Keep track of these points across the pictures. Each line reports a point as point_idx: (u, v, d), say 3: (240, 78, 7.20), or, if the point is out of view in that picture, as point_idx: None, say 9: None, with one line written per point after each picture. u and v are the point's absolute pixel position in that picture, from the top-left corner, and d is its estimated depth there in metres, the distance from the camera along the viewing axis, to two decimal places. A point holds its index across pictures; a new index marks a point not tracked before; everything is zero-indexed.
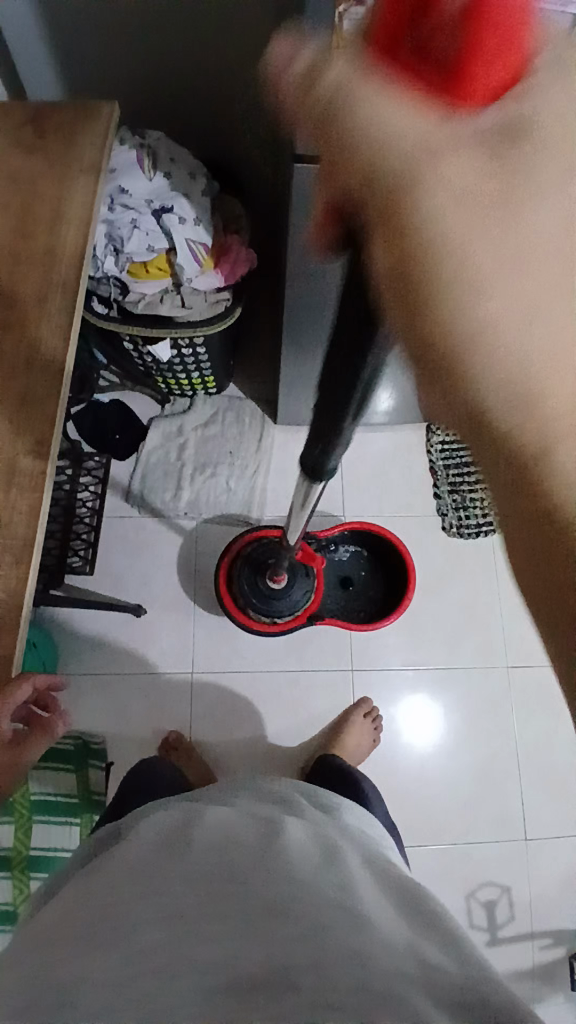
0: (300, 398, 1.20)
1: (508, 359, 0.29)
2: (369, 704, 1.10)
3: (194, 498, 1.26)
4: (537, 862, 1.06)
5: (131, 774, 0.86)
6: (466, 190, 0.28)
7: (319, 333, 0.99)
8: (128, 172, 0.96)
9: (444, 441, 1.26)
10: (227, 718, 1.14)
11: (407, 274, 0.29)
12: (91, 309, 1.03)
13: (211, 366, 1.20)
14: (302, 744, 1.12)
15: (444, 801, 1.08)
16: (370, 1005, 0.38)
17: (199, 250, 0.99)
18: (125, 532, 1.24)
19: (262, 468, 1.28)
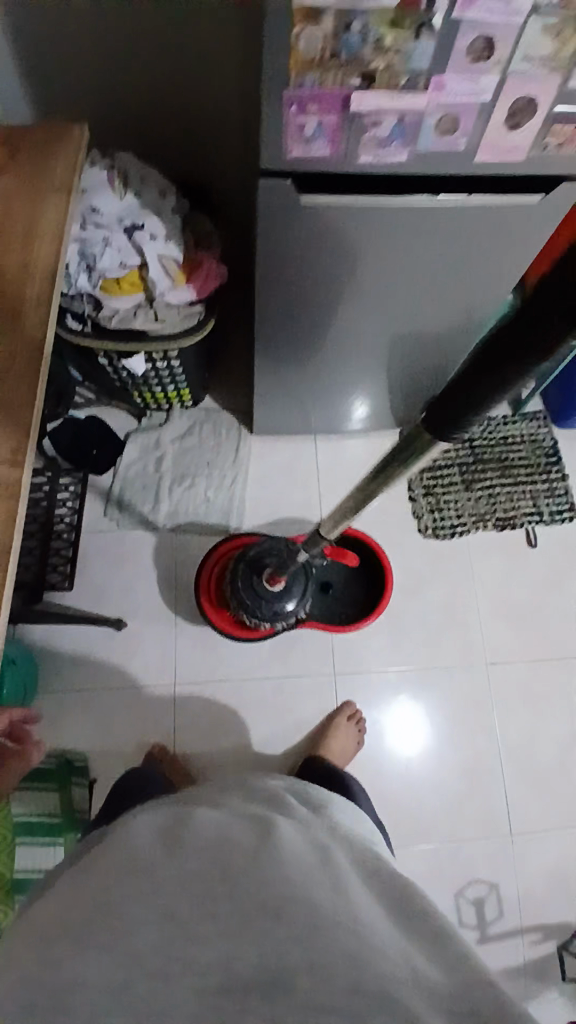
0: (277, 408, 1.22)
1: None
2: (353, 706, 1.12)
3: (173, 510, 1.26)
4: (524, 857, 1.07)
5: (124, 779, 0.86)
6: None
7: (295, 345, 1.01)
8: (98, 189, 0.95)
9: None
10: (212, 728, 1.13)
11: None
12: (65, 324, 1.04)
13: (186, 378, 1.21)
14: (287, 750, 1.12)
15: (430, 800, 1.09)
16: (365, 1009, 0.39)
17: (170, 264, 1.00)
18: (104, 544, 1.24)
19: (240, 477, 1.29)
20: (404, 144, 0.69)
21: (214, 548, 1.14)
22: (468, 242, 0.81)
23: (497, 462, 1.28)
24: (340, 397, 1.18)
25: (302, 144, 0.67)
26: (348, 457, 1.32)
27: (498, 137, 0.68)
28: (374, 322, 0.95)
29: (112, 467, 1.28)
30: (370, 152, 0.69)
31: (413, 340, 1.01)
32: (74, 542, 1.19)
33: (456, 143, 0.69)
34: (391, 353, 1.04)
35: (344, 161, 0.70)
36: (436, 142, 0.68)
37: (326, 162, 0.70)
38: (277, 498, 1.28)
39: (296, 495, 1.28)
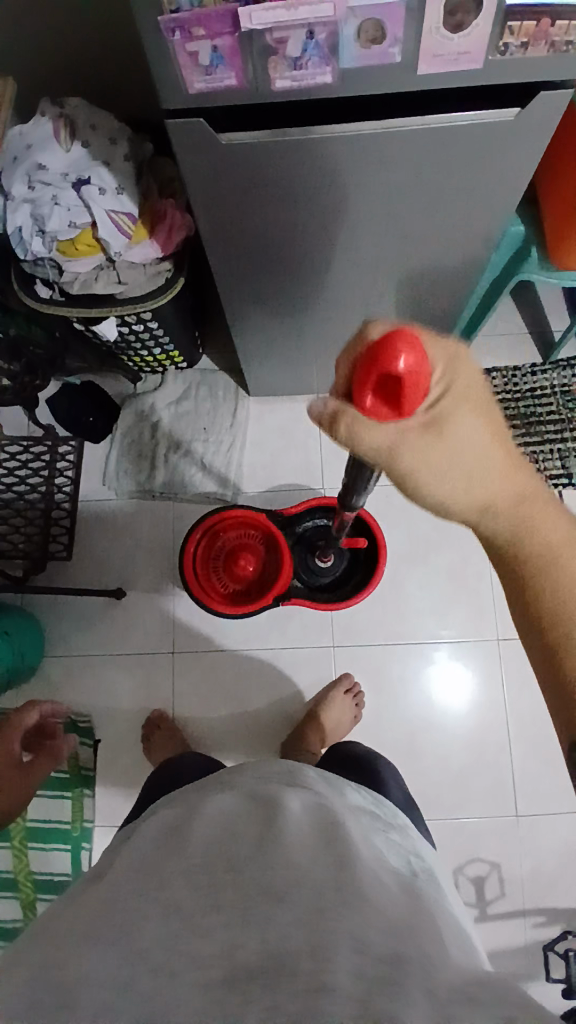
0: (272, 366, 1.18)
1: (480, 484, 0.49)
2: (349, 679, 1.12)
3: (170, 480, 1.23)
4: (528, 838, 1.09)
5: (154, 776, 0.86)
6: (421, 446, 0.48)
7: (292, 289, 0.95)
8: (43, 144, 0.90)
9: None
10: (216, 696, 1.15)
11: (394, 476, 0.50)
12: (35, 292, 1.02)
13: (171, 340, 1.17)
14: (291, 716, 1.14)
15: (432, 775, 1.11)
16: (373, 986, 0.38)
17: (124, 221, 0.94)
18: (104, 518, 1.24)
19: (238, 443, 1.25)
20: (325, 61, 0.63)
21: (195, 525, 1.09)
22: (468, 167, 0.74)
23: (522, 418, 1.22)
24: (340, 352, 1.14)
25: (201, 73, 0.63)
26: None
27: (438, 42, 0.61)
28: (377, 266, 0.90)
29: (110, 434, 1.26)
30: (286, 76, 0.64)
31: (422, 277, 0.94)
32: (71, 513, 1.20)
33: (388, 55, 0.63)
34: (398, 299, 0.99)
35: (259, 89, 0.66)
36: (360, 54, 0.62)
37: (235, 93, 0.66)
38: (276, 464, 1.25)
39: (296, 460, 1.25)
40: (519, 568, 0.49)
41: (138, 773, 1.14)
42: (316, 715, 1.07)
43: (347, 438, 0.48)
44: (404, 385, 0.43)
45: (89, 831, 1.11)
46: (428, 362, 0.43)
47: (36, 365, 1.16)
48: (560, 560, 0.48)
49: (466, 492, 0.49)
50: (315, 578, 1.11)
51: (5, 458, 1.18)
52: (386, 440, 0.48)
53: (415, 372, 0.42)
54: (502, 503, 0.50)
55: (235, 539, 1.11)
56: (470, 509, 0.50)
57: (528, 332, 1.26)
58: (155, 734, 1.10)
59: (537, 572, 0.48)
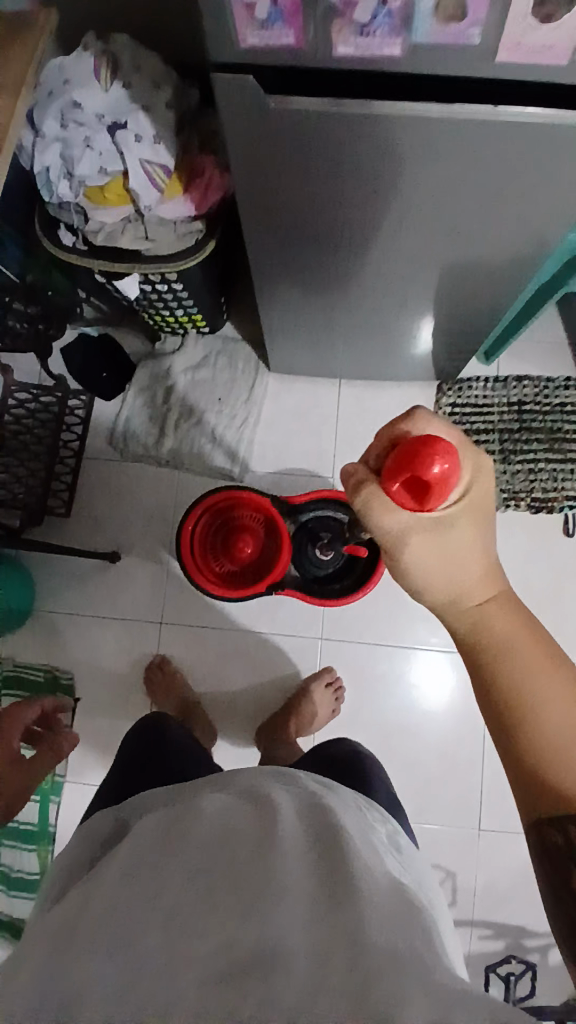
0: (299, 344, 1.14)
1: (453, 572, 0.52)
2: (332, 673, 1.12)
3: (177, 448, 1.20)
4: (486, 850, 1.10)
5: (135, 735, 0.82)
6: (422, 535, 0.52)
7: (334, 270, 0.91)
8: (82, 82, 0.85)
9: (454, 404, 1.23)
10: (200, 671, 1.15)
11: (389, 555, 0.54)
12: (57, 238, 0.97)
13: (196, 304, 1.12)
14: (274, 700, 1.14)
15: (403, 778, 1.12)
16: (368, 979, 0.38)
17: (158, 173, 0.89)
18: (107, 478, 1.21)
19: (251, 419, 1.22)
20: (394, 32, 0.57)
21: (197, 501, 1.07)
22: (536, 172, 0.69)
23: (546, 432, 1.21)
24: (370, 339, 1.10)
25: (257, 30, 0.57)
26: (372, 409, 1.24)
27: (522, 31, 0.55)
28: (421, 261, 0.86)
29: (122, 393, 1.23)
30: (349, 44, 0.58)
31: (467, 276, 0.90)
32: (73, 471, 1.19)
33: (466, 36, 0.57)
34: (440, 297, 0.95)
35: (317, 53, 0.60)
36: (435, 31, 0.56)
37: (292, 54, 0.60)
38: (287, 447, 1.23)
39: (309, 445, 1.23)
40: (480, 655, 0.50)
41: (112, 737, 1.13)
42: (298, 704, 1.08)
43: (365, 510, 0.54)
44: (433, 484, 0.50)
45: (59, 786, 1.11)
46: (455, 472, 0.50)
47: (51, 314, 1.12)
48: (516, 651, 0.49)
49: (439, 578, 0.52)
50: (316, 570, 1.10)
51: (14, 404, 1.15)
52: (399, 524, 0.53)
53: (445, 477, 0.50)
54: (467, 591, 0.52)
55: (238, 520, 1.08)
56: (441, 596, 0.53)
57: (566, 345, 1.24)
58: (156, 677, 1.12)
59: (492, 659, 0.50)
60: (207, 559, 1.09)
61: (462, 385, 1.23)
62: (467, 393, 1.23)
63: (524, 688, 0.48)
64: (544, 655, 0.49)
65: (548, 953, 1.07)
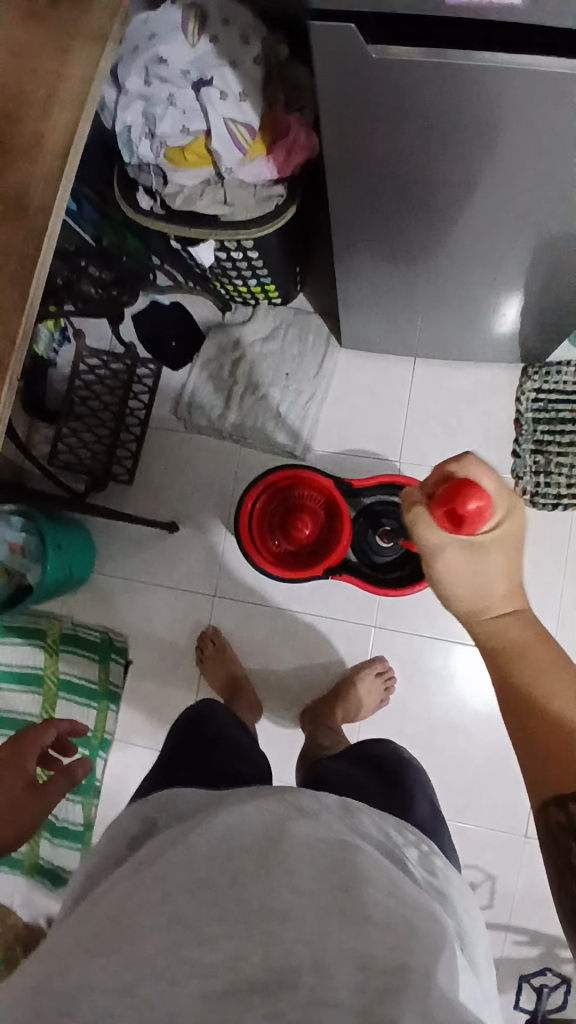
0: (374, 319, 1.09)
1: (477, 583, 0.57)
2: (383, 663, 1.09)
3: (240, 421, 1.18)
4: (530, 859, 1.06)
5: (186, 717, 0.85)
6: (456, 554, 0.58)
7: (417, 240, 0.85)
8: (168, 35, 0.79)
9: (537, 390, 1.15)
10: (249, 646, 1.15)
11: (427, 568, 0.61)
12: (135, 201, 0.95)
13: (270, 274, 1.09)
14: (319, 683, 1.13)
15: (446, 774, 1.09)
16: (373, 1003, 0.39)
17: (240, 132, 0.84)
18: (169, 447, 1.22)
19: (318, 396, 1.18)
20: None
21: (258, 478, 1.05)
22: None
23: None
24: (453, 316, 1.03)
25: None
26: (446, 390, 1.18)
27: None
28: (514, 232, 0.79)
29: (189, 363, 1.22)
30: None
31: (565, 250, 0.81)
32: (138, 439, 1.20)
33: None
34: (534, 272, 0.87)
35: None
36: None
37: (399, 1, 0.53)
38: (353, 426, 1.18)
39: (376, 426, 1.18)
40: (494, 655, 0.52)
41: (160, 701, 1.16)
42: (347, 688, 1.06)
43: (414, 529, 0.62)
44: (469, 518, 0.57)
45: (107, 742, 1.15)
46: (487, 506, 0.57)
47: (124, 279, 1.11)
48: (526, 653, 0.50)
49: (463, 586, 0.57)
50: (375, 556, 1.07)
51: (85, 369, 1.18)
52: (436, 543, 0.60)
53: (477, 508, 0.57)
54: (488, 602, 0.55)
55: (299, 499, 1.06)
56: (465, 602, 0.57)
57: None
58: (209, 649, 1.12)
59: (506, 658, 0.51)
60: (263, 536, 1.07)
61: (549, 370, 1.14)
62: (553, 378, 1.14)
63: (531, 681, 0.48)
64: (554, 658, 0.49)
65: None
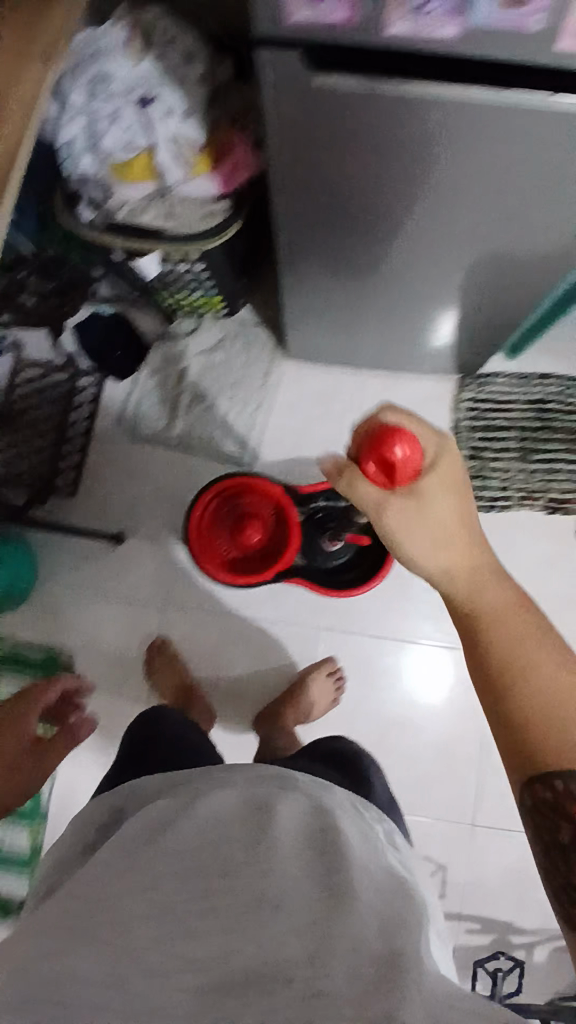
0: (318, 332, 1.13)
1: (433, 541, 0.57)
2: (333, 663, 1.11)
3: (187, 431, 1.19)
4: (480, 849, 1.10)
5: (140, 719, 0.83)
6: (400, 510, 0.58)
7: (357, 256, 0.89)
8: (111, 53, 0.83)
9: (471, 400, 1.21)
10: (200, 656, 1.14)
11: (376, 531, 0.60)
12: (76, 215, 0.93)
13: (215, 287, 1.11)
14: (272, 690, 1.13)
15: (398, 771, 1.12)
16: (367, 985, 0.38)
17: (185, 148, 0.87)
18: (115, 457, 1.20)
19: (264, 407, 1.20)
20: (452, 15, 0.54)
21: (208, 486, 1.06)
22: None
23: (561, 433, 1.19)
24: (392, 329, 1.08)
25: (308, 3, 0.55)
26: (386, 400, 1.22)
27: None
28: (447, 251, 0.84)
29: (134, 375, 1.21)
30: (403, 24, 0.56)
31: (494, 268, 0.88)
32: (81, 450, 1.18)
33: (524, 24, 0.54)
34: (465, 288, 0.93)
35: (367, 32, 0.57)
36: (495, 13, 0.53)
37: (341, 30, 0.57)
38: (299, 436, 1.21)
39: (321, 435, 1.21)
40: (469, 626, 0.56)
41: (110, 716, 1.13)
42: (299, 691, 1.07)
43: (350, 492, 0.61)
44: (398, 466, 0.57)
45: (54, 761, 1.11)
46: (415, 448, 0.58)
47: None
48: (502, 623, 0.55)
49: (424, 547, 0.57)
50: (326, 560, 1.09)
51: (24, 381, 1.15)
52: (379, 503, 0.59)
53: (406, 452, 0.57)
54: (455, 567, 0.57)
55: (246, 506, 1.07)
56: (431, 568, 0.57)
57: None
58: (156, 659, 1.11)
59: (482, 629, 0.55)
60: (213, 543, 1.07)
61: (481, 380, 1.22)
62: (484, 389, 1.21)
63: (509, 657, 0.53)
64: (529, 629, 0.54)
65: (535, 953, 1.07)
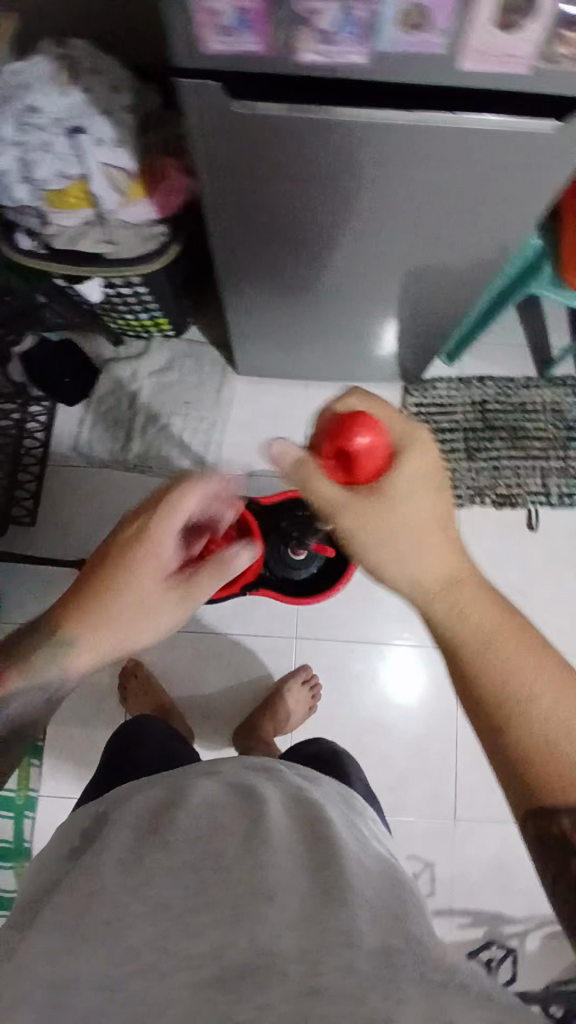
0: (266, 347, 1.15)
1: (404, 554, 0.57)
2: (308, 671, 1.12)
3: (144, 452, 1.20)
4: (463, 840, 1.12)
5: (117, 736, 0.82)
6: (362, 509, 0.59)
7: (296, 274, 0.92)
8: (38, 86, 0.84)
9: (419, 405, 1.26)
10: (173, 676, 1.14)
11: (339, 530, 0.61)
12: (14, 244, 0.94)
13: (161, 309, 1.12)
14: (248, 703, 1.14)
15: (377, 772, 1.14)
16: (367, 977, 0.37)
17: (118, 175, 0.88)
18: (72, 483, 1.19)
19: (220, 422, 1.21)
20: (360, 42, 0.57)
21: None
22: (497, 175, 0.70)
23: (506, 429, 1.25)
24: (337, 341, 1.11)
25: (221, 35, 0.57)
26: None
27: (486, 41, 0.56)
28: (383, 264, 0.87)
29: (85, 400, 1.21)
30: (315, 51, 0.59)
31: (429, 278, 0.92)
32: (36, 478, 1.17)
33: (429, 45, 0.57)
34: (404, 299, 0.97)
35: (283, 61, 0.60)
36: (399, 40, 0.57)
37: (257, 60, 0.60)
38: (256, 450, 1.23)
39: None
40: (454, 646, 0.53)
41: (85, 747, 1.11)
42: (275, 701, 1.08)
43: (308, 487, 0.61)
44: (360, 457, 0.56)
45: (32, 799, 1.08)
46: (380, 442, 0.56)
47: (10, 319, 1.09)
48: (494, 639, 0.52)
49: (395, 562, 0.57)
50: (289, 571, 1.10)
51: None
52: (337, 498, 0.59)
53: (368, 445, 0.56)
54: (433, 581, 0.56)
55: None
56: (407, 581, 0.57)
57: (526, 345, 1.28)
58: (131, 682, 1.09)
59: (470, 649, 0.52)
60: None
61: (426, 385, 1.26)
62: (431, 393, 1.26)
63: (506, 679, 0.50)
64: (530, 644, 0.52)
65: (526, 938, 1.09)
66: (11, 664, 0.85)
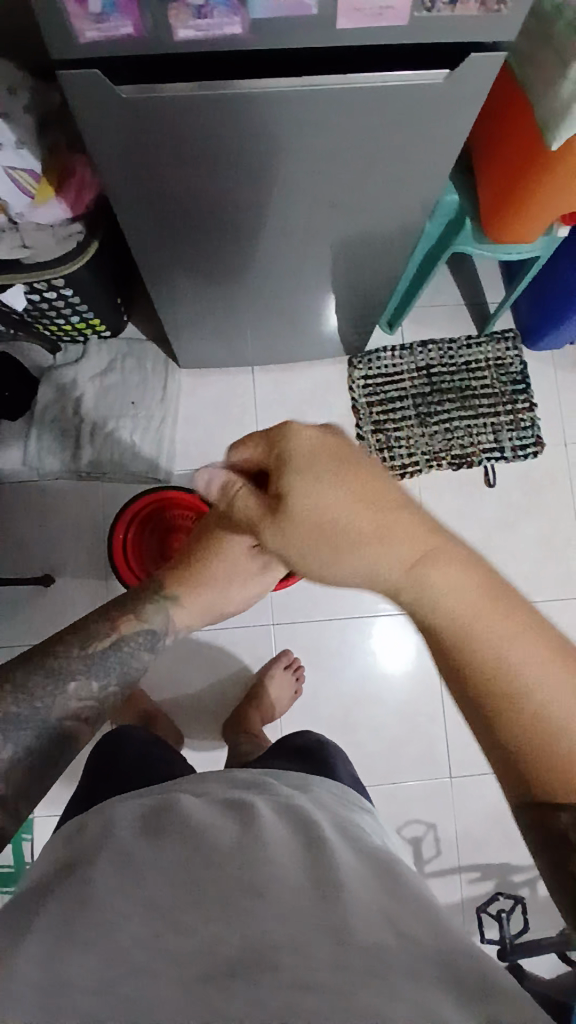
0: (206, 337, 1.12)
1: (352, 552, 0.52)
2: (290, 655, 1.12)
3: (96, 458, 1.16)
4: (462, 799, 1.14)
5: (100, 748, 0.81)
6: (280, 514, 0.55)
7: (220, 258, 0.90)
8: None
9: (366, 376, 1.25)
10: (155, 679, 1.13)
11: (266, 539, 0.58)
12: None
13: (92, 310, 1.09)
14: (234, 696, 1.13)
15: (369, 746, 1.14)
16: (357, 973, 0.38)
17: (24, 180, 0.83)
18: (27, 498, 1.17)
19: (169, 418, 1.19)
20: (233, 10, 0.56)
21: (125, 507, 1.08)
22: (401, 137, 0.69)
23: (456, 390, 1.25)
24: (275, 322, 1.10)
25: (93, 22, 0.55)
26: (288, 392, 1.24)
27: None
28: (306, 237, 0.86)
29: (28, 411, 1.17)
30: (190, 26, 0.57)
31: (357, 248, 0.90)
32: None
33: (304, 6, 0.55)
34: (335, 271, 0.96)
35: (159, 40, 0.58)
36: (273, 5, 0.55)
37: (134, 42, 0.58)
38: (210, 443, 1.21)
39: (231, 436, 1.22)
40: (435, 638, 0.50)
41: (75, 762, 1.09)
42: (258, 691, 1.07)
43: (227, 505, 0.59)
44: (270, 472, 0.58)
45: (29, 822, 1.06)
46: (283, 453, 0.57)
47: None
48: (474, 622, 0.48)
49: (342, 556, 0.52)
50: None
51: None
52: (254, 512, 0.57)
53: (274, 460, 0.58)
54: (398, 569, 0.51)
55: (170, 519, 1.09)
56: (367, 572, 0.52)
57: (465, 304, 1.28)
58: None
59: (453, 641, 0.49)
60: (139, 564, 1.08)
61: (371, 357, 1.25)
62: (377, 364, 1.25)
63: (497, 677, 0.47)
64: (516, 620, 0.48)
65: (534, 885, 1.12)
66: (131, 608, 0.74)
